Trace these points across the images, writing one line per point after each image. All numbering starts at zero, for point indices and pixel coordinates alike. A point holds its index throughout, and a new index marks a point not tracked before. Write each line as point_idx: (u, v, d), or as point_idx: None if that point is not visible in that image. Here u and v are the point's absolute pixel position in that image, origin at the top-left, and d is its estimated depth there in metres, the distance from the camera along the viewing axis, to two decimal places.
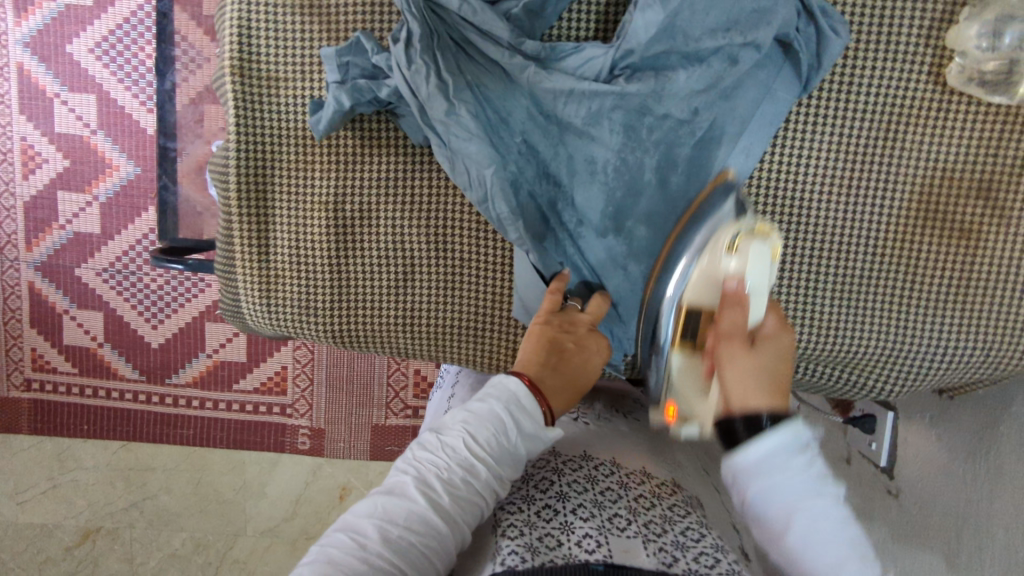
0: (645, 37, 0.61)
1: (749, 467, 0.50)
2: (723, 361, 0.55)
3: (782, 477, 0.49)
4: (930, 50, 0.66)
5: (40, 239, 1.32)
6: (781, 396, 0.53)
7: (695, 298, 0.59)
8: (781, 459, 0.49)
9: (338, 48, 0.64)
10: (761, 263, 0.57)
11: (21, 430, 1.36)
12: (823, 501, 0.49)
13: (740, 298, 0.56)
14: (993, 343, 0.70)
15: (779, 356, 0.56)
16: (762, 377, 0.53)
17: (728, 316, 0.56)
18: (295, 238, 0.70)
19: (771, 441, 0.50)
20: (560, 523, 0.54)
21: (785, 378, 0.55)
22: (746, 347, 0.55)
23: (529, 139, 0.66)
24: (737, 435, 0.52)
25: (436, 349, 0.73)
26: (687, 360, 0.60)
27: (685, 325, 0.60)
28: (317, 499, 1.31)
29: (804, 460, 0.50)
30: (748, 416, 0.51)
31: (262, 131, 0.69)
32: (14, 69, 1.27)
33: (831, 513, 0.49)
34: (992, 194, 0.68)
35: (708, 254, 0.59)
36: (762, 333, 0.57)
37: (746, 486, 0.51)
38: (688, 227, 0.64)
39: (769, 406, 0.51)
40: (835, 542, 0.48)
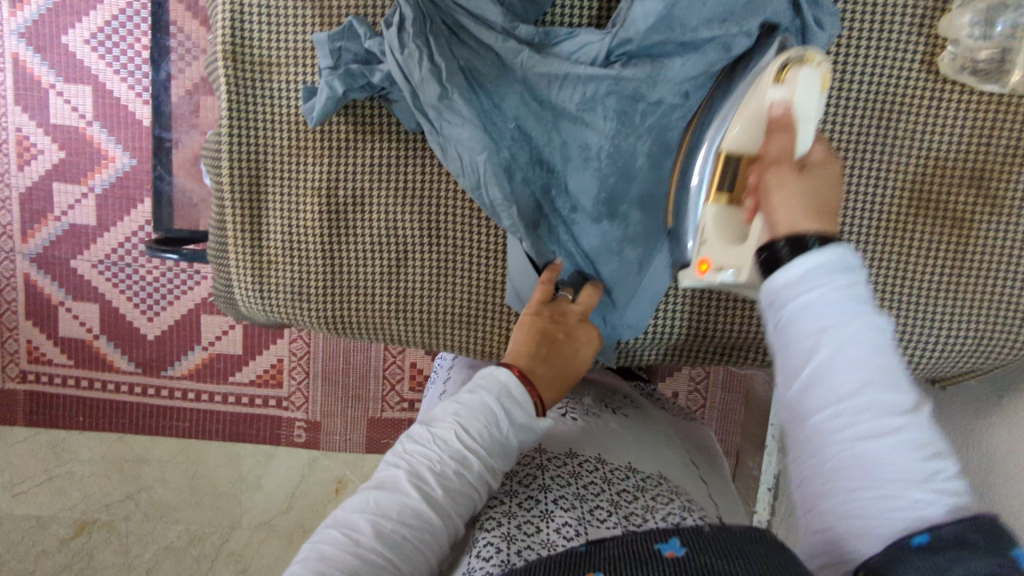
0: (644, 24, 0.61)
1: (791, 281, 0.43)
2: (770, 186, 0.52)
3: (823, 292, 0.42)
4: (923, 39, 0.66)
5: (36, 230, 1.32)
6: (829, 217, 0.50)
7: (738, 140, 0.57)
8: (817, 276, 0.42)
9: (331, 33, 0.64)
10: (810, 90, 0.55)
11: (17, 422, 1.36)
12: (862, 330, 0.41)
13: (788, 123, 0.54)
14: (984, 332, 0.71)
15: (828, 183, 0.53)
16: (809, 197, 0.50)
17: (775, 143, 0.54)
18: (289, 224, 0.70)
19: (809, 261, 0.43)
20: (540, 511, 0.55)
21: (834, 201, 0.53)
22: (794, 170, 0.52)
23: (522, 125, 0.66)
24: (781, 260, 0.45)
25: (430, 336, 0.73)
26: (725, 206, 0.58)
27: (724, 171, 0.58)
28: (313, 491, 1.32)
29: (846, 279, 0.42)
30: (792, 237, 0.45)
31: (255, 117, 0.69)
32: (9, 59, 1.27)
33: (872, 340, 0.41)
34: (986, 182, 0.68)
35: (754, 91, 0.57)
36: (812, 159, 0.54)
37: (775, 311, 0.44)
38: (727, 83, 0.62)
39: (817, 229, 0.46)
40: (871, 370, 0.41)
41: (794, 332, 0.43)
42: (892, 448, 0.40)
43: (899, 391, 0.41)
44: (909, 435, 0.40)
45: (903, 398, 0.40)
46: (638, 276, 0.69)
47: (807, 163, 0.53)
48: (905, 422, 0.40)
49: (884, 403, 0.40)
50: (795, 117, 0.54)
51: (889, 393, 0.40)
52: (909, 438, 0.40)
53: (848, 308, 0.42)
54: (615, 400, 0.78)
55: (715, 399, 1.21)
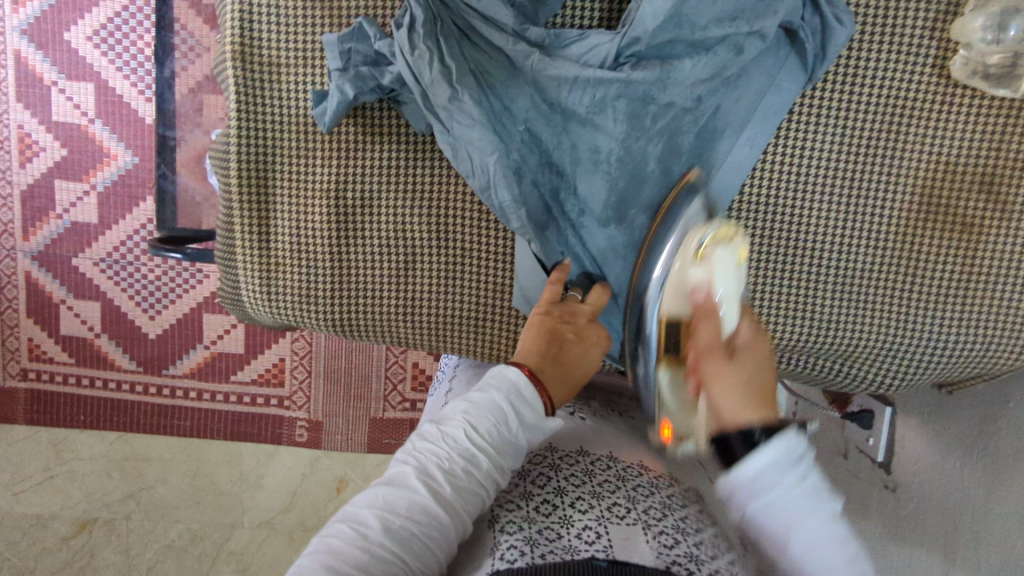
0: (652, 22, 0.60)
1: (748, 479, 0.49)
2: (708, 378, 0.56)
3: (776, 488, 0.48)
4: (934, 42, 0.66)
5: (38, 228, 1.31)
6: (768, 403, 0.54)
7: (673, 312, 0.60)
8: (776, 472, 0.48)
9: (340, 35, 0.64)
10: (727, 269, 0.59)
11: (17, 421, 1.36)
12: (821, 517, 0.48)
13: (712, 310, 0.58)
14: (992, 338, 0.70)
15: (757, 363, 0.57)
16: (745, 390, 0.54)
17: (704, 328, 0.58)
18: (295, 225, 0.70)
19: (765, 454, 0.48)
20: (559, 517, 0.54)
21: (769, 379, 0.57)
22: (725, 360, 0.56)
23: (532, 127, 0.66)
24: (735, 453, 0.50)
25: (437, 339, 0.73)
26: (672, 376, 0.60)
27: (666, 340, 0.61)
28: (314, 491, 1.31)
29: (798, 472, 0.48)
30: (742, 432, 0.51)
31: (263, 117, 0.68)
32: (12, 56, 1.26)
33: (826, 524, 0.47)
34: (995, 187, 0.68)
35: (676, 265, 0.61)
36: (739, 341, 0.58)
37: (743, 503, 0.50)
38: (663, 226, 0.64)
39: (758, 420, 0.51)
40: (832, 553, 0.47)
41: (760, 524, 0.49)
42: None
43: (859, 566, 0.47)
44: None
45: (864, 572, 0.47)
46: None
47: (735, 346, 0.58)
48: None
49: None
50: (716, 299, 0.58)
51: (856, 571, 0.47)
52: None
53: (805, 500, 0.48)
54: (621, 403, 0.78)
55: None
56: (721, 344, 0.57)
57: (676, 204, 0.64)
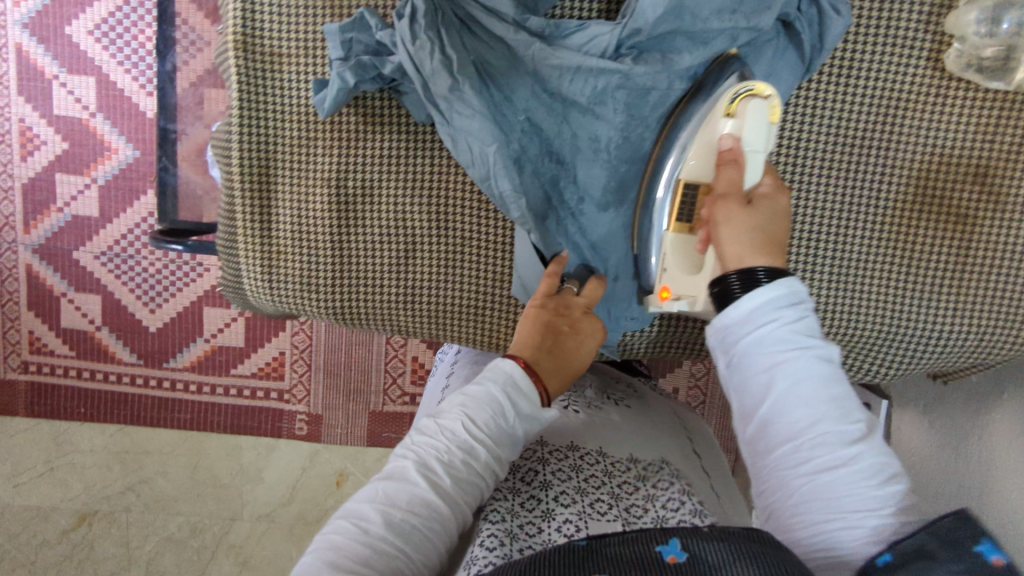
0: (653, 15, 0.61)
1: (744, 316, 0.49)
2: (720, 220, 0.57)
3: (772, 326, 0.48)
4: (930, 36, 0.67)
5: (39, 221, 1.32)
6: (775, 247, 0.55)
7: (694, 172, 0.62)
8: (771, 310, 0.49)
9: (342, 24, 0.64)
10: (758, 124, 0.60)
11: (18, 414, 1.37)
12: (813, 357, 0.47)
13: (737, 158, 0.59)
14: (987, 329, 0.71)
15: (775, 213, 0.59)
16: (756, 231, 0.56)
17: (724, 178, 0.59)
18: (296, 213, 0.71)
19: (763, 293, 0.49)
20: (542, 512, 0.56)
21: (781, 230, 0.58)
22: (741, 205, 0.57)
23: (532, 116, 0.66)
24: (733, 293, 0.51)
25: (436, 328, 0.74)
26: (681, 236, 0.63)
27: (683, 203, 0.63)
28: (313, 484, 1.32)
29: (795, 313, 0.49)
30: (743, 272, 0.52)
31: (265, 108, 0.69)
32: (13, 49, 1.27)
33: (818, 369, 0.47)
34: (990, 179, 0.68)
35: (706, 124, 0.62)
36: (758, 193, 0.60)
37: (734, 345, 0.50)
38: (691, 104, 0.64)
39: (763, 262, 0.53)
40: (817, 395, 0.46)
41: (747, 368, 0.49)
42: (846, 456, 0.45)
43: (846, 414, 0.47)
44: (860, 454, 0.45)
45: (851, 421, 0.46)
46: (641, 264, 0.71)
47: (752, 198, 0.59)
48: (856, 444, 0.46)
49: (836, 427, 0.46)
50: (742, 150, 0.60)
51: (840, 412, 0.46)
52: (862, 459, 0.45)
53: (798, 339, 0.48)
54: (617, 391, 0.79)
55: (715, 397, 1.22)
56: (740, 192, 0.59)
57: (710, 78, 0.64)
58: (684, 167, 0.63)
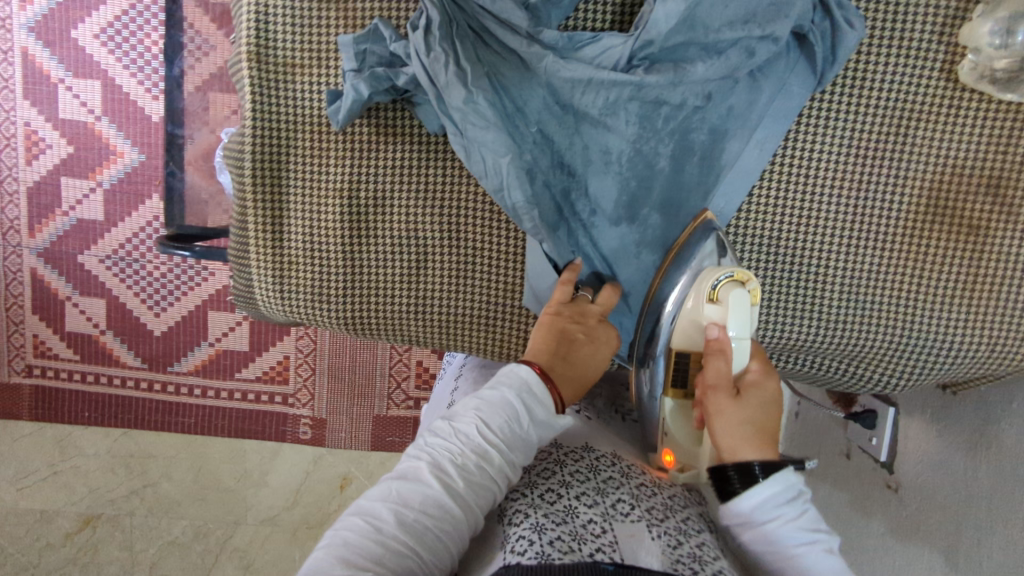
0: (665, 26, 0.61)
1: (753, 509, 0.53)
2: (712, 410, 0.59)
3: (780, 520, 0.53)
4: (943, 47, 0.67)
5: (43, 225, 1.32)
6: (768, 437, 0.58)
7: (682, 347, 0.63)
8: (778, 502, 0.53)
9: (356, 36, 0.64)
10: (742, 311, 0.61)
11: (22, 417, 1.36)
12: (820, 545, 0.52)
13: (722, 348, 0.60)
14: (998, 340, 0.71)
15: (763, 400, 0.60)
16: (748, 425, 0.58)
17: (712, 366, 0.60)
18: (309, 224, 0.71)
19: (767, 488, 0.53)
20: (564, 506, 0.54)
21: (772, 418, 0.60)
22: (732, 396, 0.59)
23: (545, 129, 0.66)
24: (733, 484, 0.55)
25: (447, 337, 0.73)
26: (679, 406, 0.64)
27: (675, 374, 0.64)
28: (317, 488, 1.32)
29: (797, 505, 0.54)
30: (740, 466, 0.55)
31: (277, 118, 0.69)
32: (19, 53, 1.27)
33: (827, 557, 0.52)
34: (1001, 190, 0.68)
35: (692, 306, 0.63)
36: (746, 378, 0.61)
37: (749, 532, 0.54)
38: (671, 269, 0.66)
39: (758, 455, 0.56)
40: None
41: (765, 555, 0.53)
42: None
43: None
44: None
45: None
46: None
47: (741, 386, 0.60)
48: None
49: None
50: (727, 339, 0.61)
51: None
52: None
53: (804, 531, 0.53)
54: (625, 398, 0.79)
55: None
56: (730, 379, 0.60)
57: (690, 240, 0.66)
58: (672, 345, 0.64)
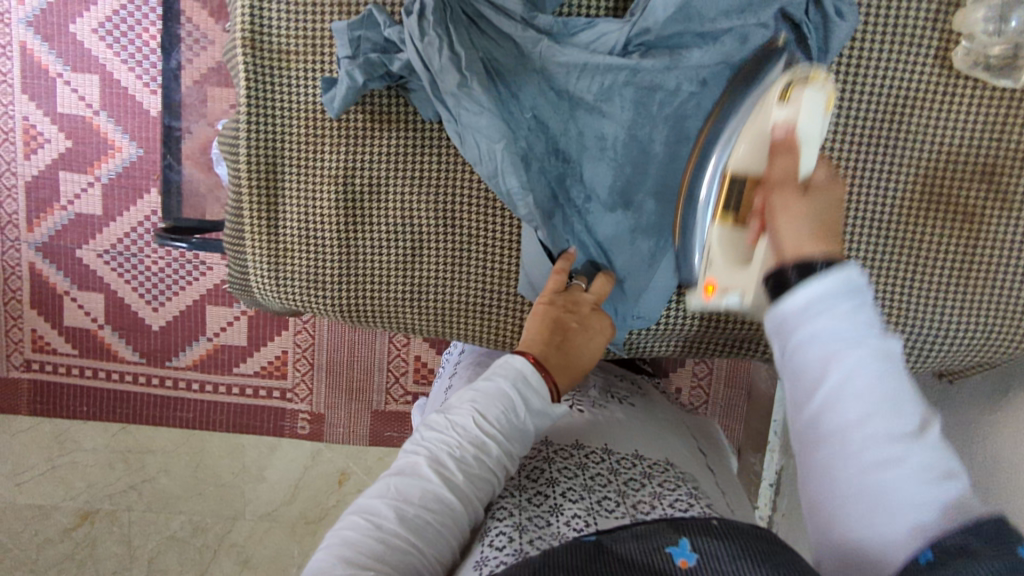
0: (663, 13, 0.61)
1: (795, 307, 0.41)
2: (774, 208, 0.51)
3: (826, 317, 0.40)
4: (937, 34, 0.67)
5: (42, 219, 1.32)
6: (834, 237, 0.48)
7: (741, 163, 0.57)
8: (828, 300, 0.40)
9: (350, 22, 0.64)
10: (814, 112, 0.56)
11: (20, 412, 1.37)
12: (870, 355, 0.39)
13: (791, 145, 0.53)
14: (992, 327, 0.71)
15: (832, 204, 0.52)
16: (814, 220, 0.49)
17: (779, 163, 0.53)
18: (304, 211, 0.71)
19: (820, 282, 0.41)
20: (549, 506, 0.55)
21: (841, 222, 0.51)
22: (799, 193, 0.51)
23: (539, 115, 0.66)
24: (787, 281, 0.44)
25: (442, 325, 0.74)
26: (729, 230, 0.58)
27: (729, 193, 0.58)
28: (316, 483, 1.32)
29: (852, 301, 0.40)
30: (800, 262, 0.44)
31: (272, 105, 0.69)
32: (18, 47, 1.27)
33: (877, 366, 0.39)
34: (997, 176, 0.68)
35: (756, 114, 0.58)
36: (814, 182, 0.53)
37: (783, 334, 0.42)
38: (736, 96, 0.62)
39: (821, 252, 0.45)
40: (874, 395, 0.39)
41: (796, 363, 0.41)
42: (901, 469, 0.38)
43: (906, 416, 0.39)
44: (917, 464, 0.38)
45: (910, 423, 0.39)
46: (649, 269, 0.70)
47: (810, 185, 0.52)
48: (915, 451, 0.38)
49: (890, 431, 0.38)
50: (797, 138, 0.54)
51: (896, 416, 0.39)
52: (920, 467, 0.38)
53: (853, 333, 0.40)
54: (621, 390, 0.79)
55: (717, 396, 1.26)
56: (797, 179, 0.52)
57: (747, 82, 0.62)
58: (731, 155, 0.58)
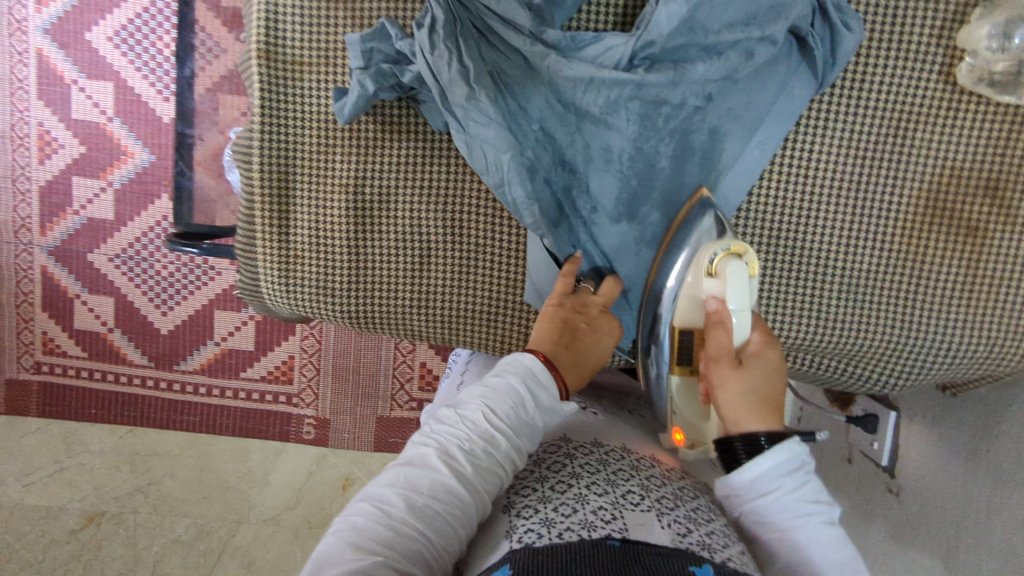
0: (666, 27, 0.62)
1: (748, 486, 0.53)
2: (716, 382, 0.59)
3: (774, 495, 0.52)
4: (941, 50, 0.67)
5: (54, 224, 1.34)
6: (773, 408, 0.57)
7: (686, 323, 0.64)
8: (771, 482, 0.52)
9: (362, 34, 0.65)
10: (741, 282, 0.60)
11: (30, 413, 1.38)
12: (822, 521, 0.51)
13: (723, 321, 0.60)
14: (996, 343, 0.71)
15: (768, 371, 0.59)
16: (750, 397, 0.58)
17: (716, 337, 0.60)
18: (314, 219, 0.72)
19: (762, 464, 0.52)
20: (574, 496, 0.54)
21: (775, 387, 0.59)
22: (734, 367, 0.59)
23: (546, 127, 0.67)
24: (738, 454, 0.55)
25: (449, 332, 0.74)
26: (685, 380, 0.64)
27: (680, 349, 0.64)
28: (320, 488, 1.33)
29: (802, 478, 0.52)
30: (748, 440, 0.55)
31: (286, 114, 0.70)
32: (34, 54, 1.29)
33: (820, 531, 0.51)
34: (1000, 191, 0.69)
35: (691, 279, 0.63)
36: (748, 351, 0.60)
37: (744, 506, 0.54)
38: (675, 241, 0.66)
39: (761, 428, 0.55)
40: (821, 553, 0.50)
41: (759, 528, 0.53)
42: None
43: (851, 570, 0.50)
44: None
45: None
46: None
47: (744, 354, 0.60)
48: None
49: None
50: (727, 312, 0.60)
51: (851, 572, 0.50)
52: None
53: (806, 504, 0.51)
54: (630, 402, 0.79)
55: None
56: (731, 352, 0.60)
57: (690, 216, 0.66)
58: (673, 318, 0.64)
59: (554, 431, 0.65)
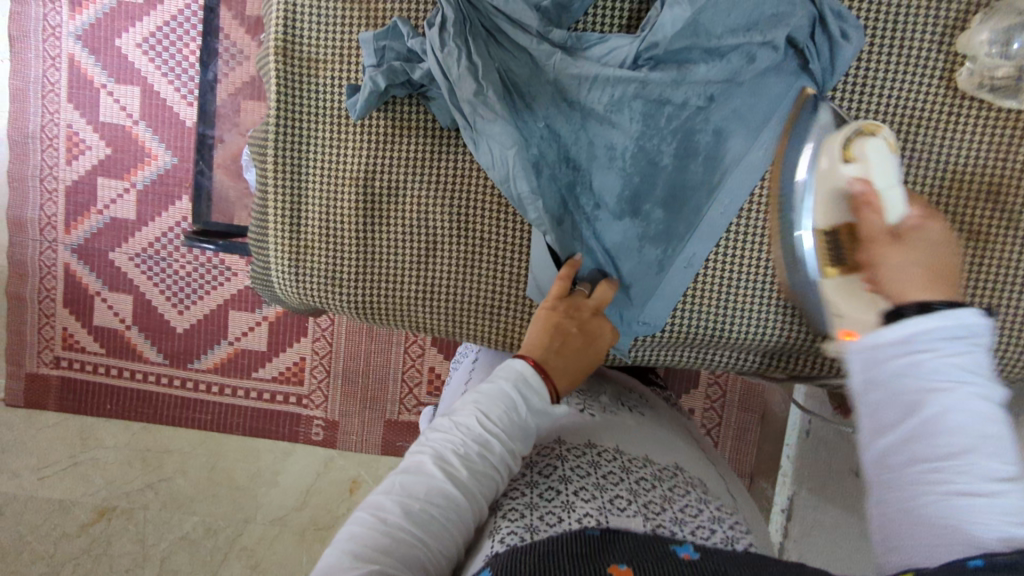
0: (672, 29, 0.64)
1: (895, 337, 0.45)
2: (876, 261, 0.56)
3: (931, 352, 0.44)
4: (942, 56, 0.68)
5: (78, 223, 1.38)
6: (945, 277, 0.53)
7: (828, 219, 0.62)
8: (930, 334, 0.44)
9: (376, 33, 0.68)
10: (883, 159, 0.59)
11: (48, 407, 1.41)
12: (980, 396, 0.42)
13: (870, 200, 0.59)
14: (999, 346, 0.71)
15: (932, 244, 0.56)
16: (920, 266, 0.53)
17: (868, 217, 0.58)
18: (325, 210, 0.74)
19: (929, 320, 0.45)
20: (561, 501, 0.54)
21: (944, 259, 0.56)
22: (891, 243, 0.56)
23: (552, 124, 0.69)
24: (905, 314, 0.47)
25: (454, 325, 0.76)
26: (839, 280, 0.60)
27: (832, 248, 0.62)
28: (327, 489, 1.34)
29: (968, 347, 0.44)
30: (920, 304, 0.47)
31: (301, 110, 0.73)
32: (66, 59, 1.34)
33: (980, 406, 0.42)
34: (1002, 197, 0.69)
35: (828, 172, 0.63)
36: (907, 225, 0.57)
37: (878, 363, 0.46)
38: (792, 150, 0.67)
39: (925, 296, 0.49)
40: (971, 429, 0.41)
41: (892, 389, 0.44)
42: (989, 501, 0.39)
43: (999, 457, 0.41)
44: (1006, 502, 0.39)
45: (1003, 465, 0.41)
46: (657, 275, 0.72)
47: (902, 230, 0.57)
48: (1003, 487, 0.40)
49: (980, 465, 0.41)
50: (875, 191, 0.58)
51: (996, 451, 0.41)
52: (1007, 507, 0.39)
53: (965, 372, 0.43)
54: (630, 398, 0.80)
55: (730, 419, 1.26)
56: (886, 229, 0.57)
57: (800, 118, 0.67)
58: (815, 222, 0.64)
59: (549, 434, 0.66)
